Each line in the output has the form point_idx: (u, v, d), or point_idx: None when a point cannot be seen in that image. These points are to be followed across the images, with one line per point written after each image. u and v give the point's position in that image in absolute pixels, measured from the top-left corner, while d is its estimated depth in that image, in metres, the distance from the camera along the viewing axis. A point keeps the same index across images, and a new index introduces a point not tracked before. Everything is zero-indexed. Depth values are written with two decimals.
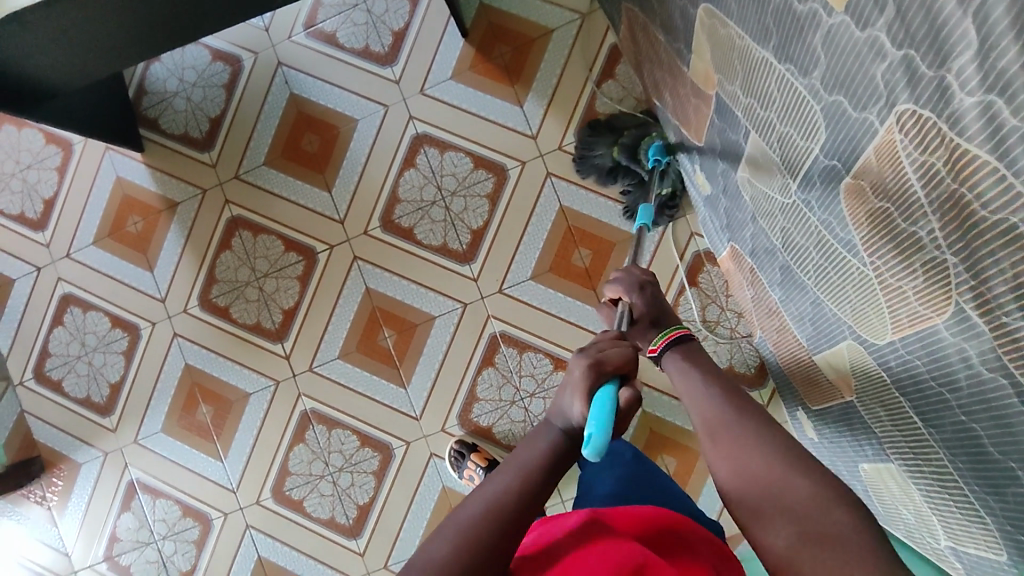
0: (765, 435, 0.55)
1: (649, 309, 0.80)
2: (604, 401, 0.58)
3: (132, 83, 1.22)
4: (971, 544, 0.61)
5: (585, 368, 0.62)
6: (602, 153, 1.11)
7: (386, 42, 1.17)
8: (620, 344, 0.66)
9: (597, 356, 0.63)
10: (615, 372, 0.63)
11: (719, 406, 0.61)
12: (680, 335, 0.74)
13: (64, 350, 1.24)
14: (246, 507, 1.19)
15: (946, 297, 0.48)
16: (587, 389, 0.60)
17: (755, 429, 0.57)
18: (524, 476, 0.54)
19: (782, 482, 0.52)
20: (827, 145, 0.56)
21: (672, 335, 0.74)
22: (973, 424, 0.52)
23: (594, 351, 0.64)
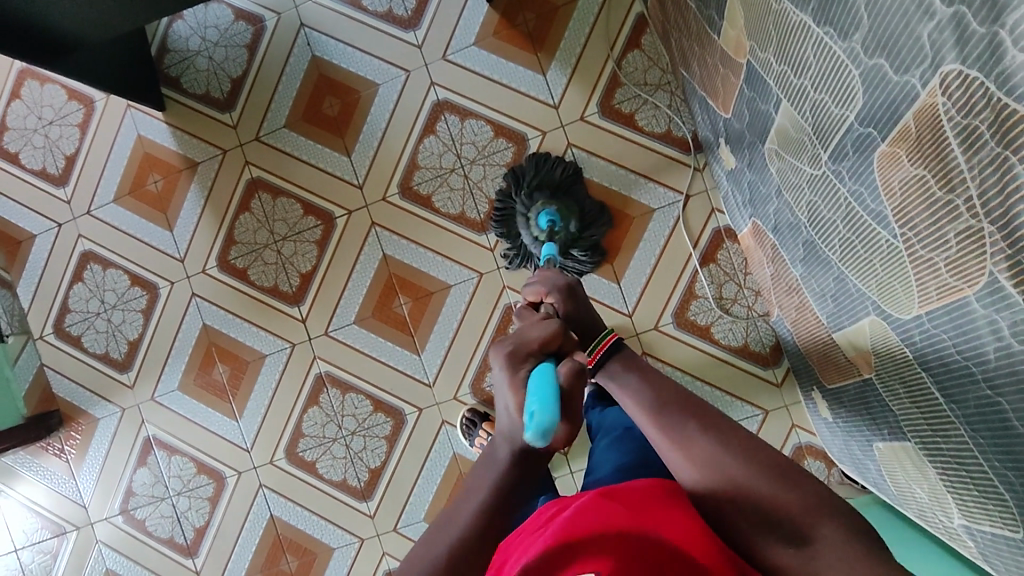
0: (731, 442, 0.49)
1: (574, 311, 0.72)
2: (543, 380, 0.49)
3: (156, 40, 1.21)
4: (986, 521, 0.61)
5: (507, 363, 0.53)
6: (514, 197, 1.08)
7: (409, 6, 1.16)
8: (541, 325, 0.58)
9: (516, 342, 0.55)
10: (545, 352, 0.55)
11: (681, 418, 0.53)
12: (613, 343, 0.67)
13: (84, 306, 1.26)
14: (260, 467, 1.21)
15: (979, 267, 0.47)
16: (519, 381, 0.51)
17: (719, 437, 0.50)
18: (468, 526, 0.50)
19: (767, 504, 0.46)
20: (863, 111, 0.55)
21: (603, 343, 0.67)
22: (999, 398, 0.51)
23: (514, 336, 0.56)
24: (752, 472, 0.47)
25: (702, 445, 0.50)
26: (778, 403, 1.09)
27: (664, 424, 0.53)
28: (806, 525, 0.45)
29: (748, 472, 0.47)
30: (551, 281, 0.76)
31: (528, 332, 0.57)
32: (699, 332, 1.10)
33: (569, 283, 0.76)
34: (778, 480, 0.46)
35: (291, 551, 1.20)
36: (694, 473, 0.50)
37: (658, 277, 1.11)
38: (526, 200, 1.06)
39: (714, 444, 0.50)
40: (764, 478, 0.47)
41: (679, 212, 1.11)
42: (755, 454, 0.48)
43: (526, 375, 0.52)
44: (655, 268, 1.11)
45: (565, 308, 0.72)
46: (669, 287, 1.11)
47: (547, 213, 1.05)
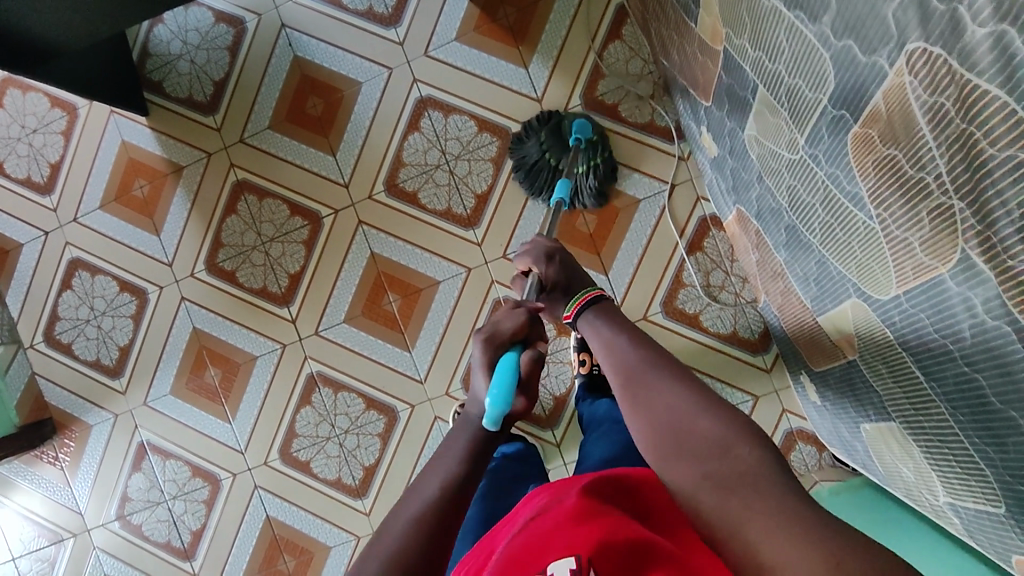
0: (678, 381, 0.52)
1: (558, 276, 0.74)
2: (504, 372, 0.64)
3: (136, 45, 1.21)
4: (968, 497, 0.61)
5: (483, 349, 0.66)
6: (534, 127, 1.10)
7: (390, 3, 1.16)
8: (514, 314, 0.69)
9: (491, 332, 0.67)
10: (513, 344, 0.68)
11: (635, 356, 0.56)
12: (593, 297, 0.67)
13: (73, 313, 1.26)
14: (255, 468, 1.21)
15: (951, 245, 0.48)
16: (489, 366, 0.65)
17: (667, 377, 0.53)
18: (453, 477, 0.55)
19: (689, 432, 0.48)
20: (835, 94, 0.55)
21: (582, 299, 0.68)
22: (975, 374, 0.51)
23: (489, 325, 0.68)
24: (688, 405, 0.49)
25: (651, 380, 0.53)
26: (768, 389, 1.09)
27: (622, 363, 0.56)
28: (726, 454, 0.46)
29: (685, 404, 0.49)
30: (536, 249, 0.78)
31: (502, 321, 0.68)
32: (688, 320, 1.11)
33: (553, 248, 0.77)
34: (710, 415, 0.48)
35: (288, 551, 1.20)
36: (634, 403, 0.52)
37: (645, 267, 1.11)
38: (550, 127, 1.09)
39: (662, 382, 0.52)
40: (695, 410, 0.49)
41: (664, 201, 1.11)
42: (695, 391, 0.50)
43: (495, 360, 0.66)
44: (642, 258, 1.11)
45: (549, 275, 0.75)
46: (657, 276, 1.11)
47: (578, 124, 1.08)
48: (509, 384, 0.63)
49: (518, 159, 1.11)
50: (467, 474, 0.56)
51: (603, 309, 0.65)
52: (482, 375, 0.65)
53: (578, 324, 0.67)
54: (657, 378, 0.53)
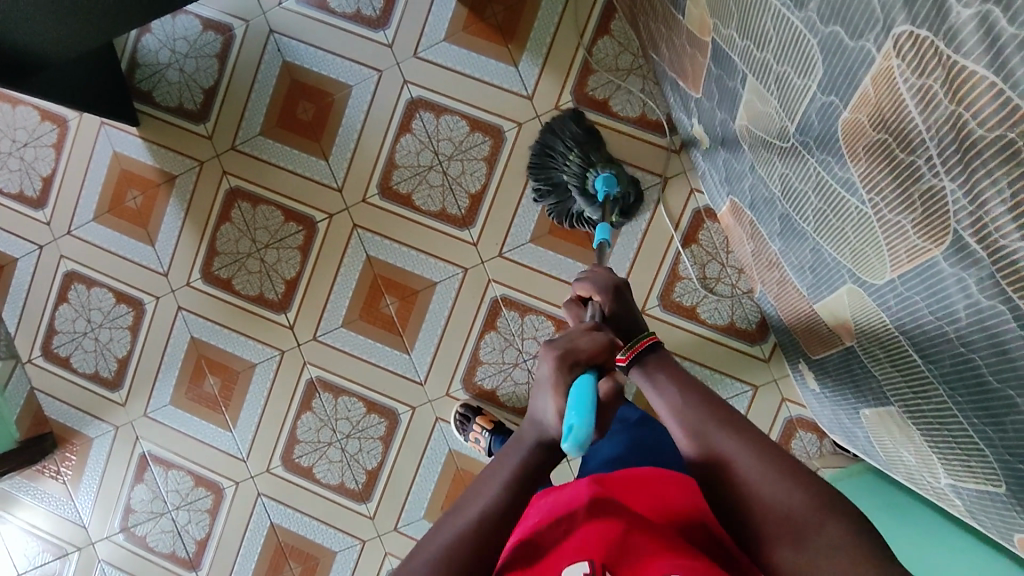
0: (748, 444, 0.49)
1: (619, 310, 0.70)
2: (584, 389, 0.53)
3: (125, 55, 1.21)
4: (969, 478, 0.62)
5: (556, 363, 0.55)
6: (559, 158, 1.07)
7: (377, 6, 1.15)
8: (592, 332, 0.59)
9: (567, 347, 0.56)
10: (590, 363, 0.57)
11: (699, 413, 0.53)
12: (649, 344, 0.62)
13: (70, 326, 1.26)
14: (257, 476, 1.21)
15: (943, 226, 0.48)
16: (563, 386, 0.54)
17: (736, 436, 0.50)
18: (500, 499, 0.50)
19: (773, 506, 0.46)
20: (824, 80, 0.55)
21: (638, 344, 0.62)
22: (972, 354, 0.51)
23: (562, 339, 0.57)
24: (769, 475, 0.47)
25: (720, 441, 0.50)
26: (767, 378, 1.09)
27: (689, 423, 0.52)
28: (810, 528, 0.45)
29: (766, 475, 0.47)
30: (598, 278, 0.74)
31: (579, 338, 0.58)
32: (685, 313, 1.11)
33: (619, 283, 0.73)
34: (791, 483, 0.47)
35: (293, 558, 1.20)
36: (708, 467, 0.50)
37: (642, 261, 1.11)
38: (578, 168, 1.06)
39: (737, 446, 0.49)
40: (777, 480, 0.47)
41: (658, 194, 1.11)
42: (772, 457, 0.48)
43: (571, 380, 0.55)
44: (638, 252, 1.11)
45: (610, 308, 0.71)
46: (653, 270, 1.11)
47: (603, 178, 1.03)
48: (592, 401, 0.53)
49: (541, 173, 1.08)
50: (517, 496, 0.51)
51: (665, 360, 0.60)
52: (552, 395, 0.55)
53: (633, 372, 0.61)
54: (731, 442, 0.50)
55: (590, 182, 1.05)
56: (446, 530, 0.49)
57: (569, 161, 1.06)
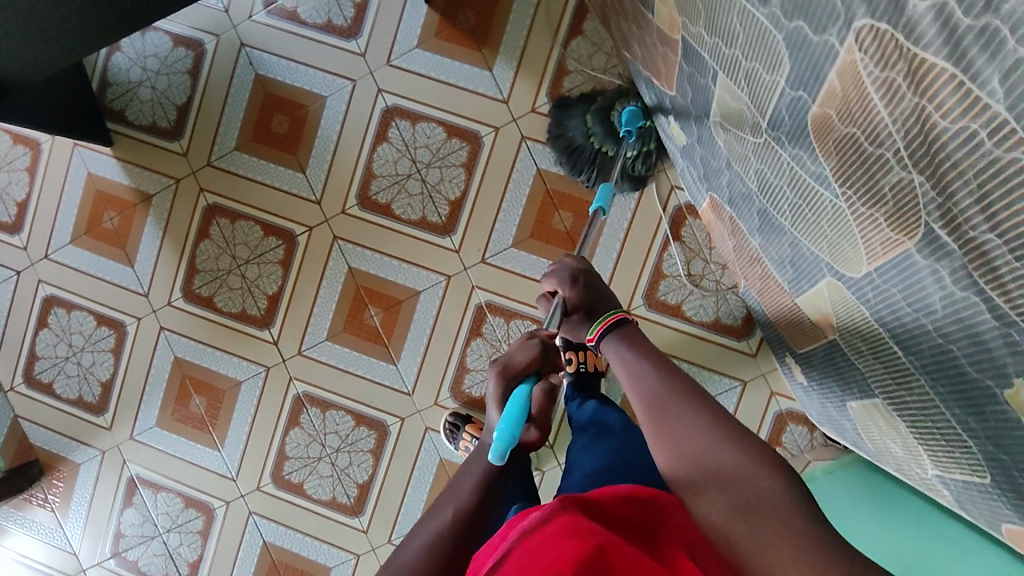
0: (703, 419, 0.50)
1: (582, 299, 0.68)
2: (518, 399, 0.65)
3: (95, 74, 1.19)
4: (956, 469, 0.61)
5: (498, 379, 0.69)
6: (574, 122, 1.07)
7: (348, 15, 1.14)
8: (527, 344, 0.71)
9: (504, 363, 0.70)
10: (527, 372, 0.70)
11: (659, 392, 0.54)
12: (617, 320, 0.65)
13: (52, 351, 1.24)
14: (248, 494, 1.20)
15: (915, 219, 0.47)
16: (501, 397, 0.68)
17: (695, 413, 0.51)
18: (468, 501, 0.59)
19: (709, 463, 0.47)
20: (791, 75, 0.55)
21: (605, 322, 0.65)
22: (950, 346, 0.51)
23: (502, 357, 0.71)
24: (709, 437, 0.49)
25: (682, 418, 0.51)
26: (755, 373, 1.09)
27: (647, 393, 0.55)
28: (743, 484, 0.45)
29: (703, 433, 0.49)
30: (562, 268, 0.72)
31: (516, 352, 0.71)
32: (670, 311, 1.10)
33: (579, 268, 0.71)
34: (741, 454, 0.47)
35: None
36: (662, 439, 0.51)
37: (625, 261, 1.11)
38: (597, 113, 1.04)
39: (691, 419, 0.51)
40: (717, 440, 0.48)
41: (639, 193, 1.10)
42: (718, 420, 0.49)
43: (510, 391, 0.68)
44: (621, 253, 1.11)
45: (574, 296, 0.69)
46: (637, 269, 1.11)
47: (628, 109, 1.02)
48: (522, 409, 0.64)
49: (560, 142, 1.09)
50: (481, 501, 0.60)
51: (631, 335, 0.62)
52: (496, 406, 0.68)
53: (603, 347, 0.64)
54: (688, 416, 0.51)
55: (615, 122, 1.04)
56: (422, 531, 0.57)
57: (586, 120, 1.06)
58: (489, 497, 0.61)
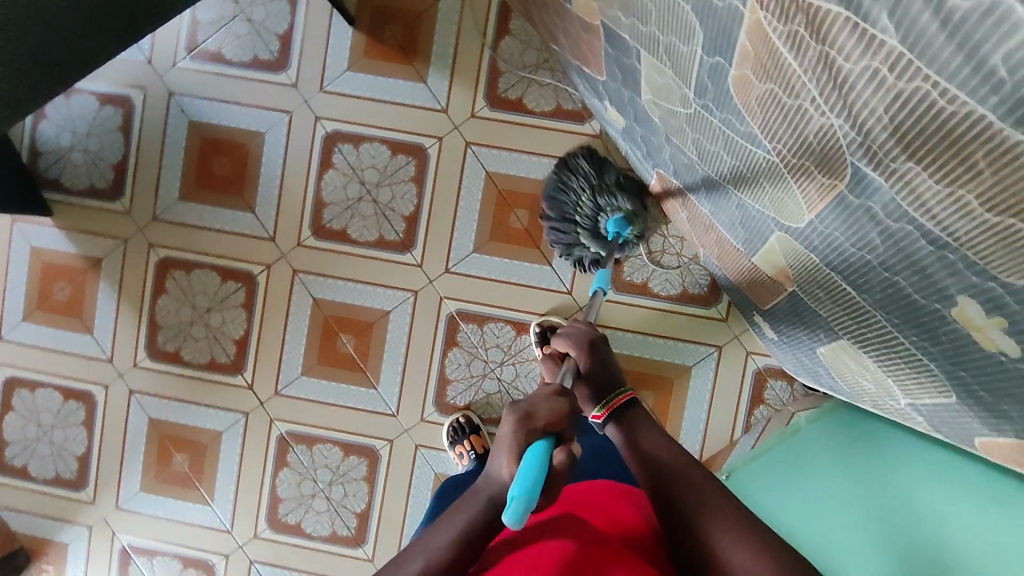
0: (733, 518, 0.55)
1: (596, 370, 0.72)
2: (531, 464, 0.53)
3: (25, 146, 1.17)
4: (925, 395, 0.63)
5: (514, 428, 0.56)
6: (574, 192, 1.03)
7: (274, 48, 1.13)
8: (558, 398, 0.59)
9: (527, 410, 0.57)
10: (549, 430, 0.57)
11: (691, 475, 0.59)
12: (626, 400, 0.70)
13: (21, 434, 1.21)
14: (246, 544, 1.17)
15: (842, 161, 0.49)
16: (516, 451, 0.55)
17: (725, 510, 0.56)
18: (452, 545, 0.56)
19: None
20: (706, 43, 0.57)
21: (612, 405, 0.70)
22: (897, 278, 0.53)
23: (529, 401, 0.58)
24: (740, 538, 0.54)
25: (716, 507, 0.56)
26: (729, 336, 1.11)
27: (681, 482, 0.59)
28: None
29: (735, 532, 0.54)
30: (574, 334, 0.75)
31: (543, 401, 0.58)
32: (638, 290, 1.11)
33: (595, 337, 0.75)
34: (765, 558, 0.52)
35: None
36: (698, 518, 0.56)
37: None
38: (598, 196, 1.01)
39: (722, 511, 0.56)
40: (751, 550, 0.53)
41: None
42: (747, 532, 0.54)
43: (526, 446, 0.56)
44: None
45: (586, 364, 0.72)
46: None
47: (617, 220, 0.98)
48: (539, 471, 0.53)
49: (553, 208, 1.04)
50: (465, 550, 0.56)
51: (634, 422, 0.68)
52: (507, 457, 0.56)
53: (609, 426, 0.69)
54: (719, 507, 0.56)
55: (602, 223, 1.00)
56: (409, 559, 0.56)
57: (581, 202, 1.02)
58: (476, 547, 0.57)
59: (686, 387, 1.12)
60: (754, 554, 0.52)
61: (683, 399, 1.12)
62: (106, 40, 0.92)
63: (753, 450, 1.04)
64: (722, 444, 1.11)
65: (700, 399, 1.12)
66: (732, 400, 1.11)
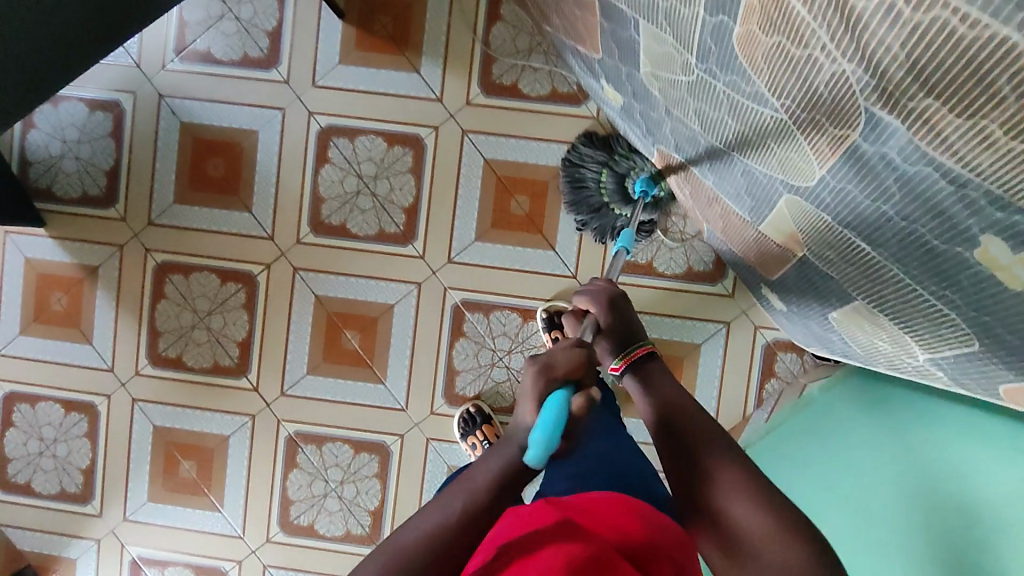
0: (729, 468, 0.56)
1: (615, 325, 0.72)
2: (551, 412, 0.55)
3: (14, 157, 1.16)
4: (945, 347, 0.63)
5: (534, 377, 0.58)
6: (592, 170, 1.04)
7: (263, 45, 1.11)
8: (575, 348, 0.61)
9: (546, 362, 0.58)
10: (568, 378, 0.59)
11: (689, 430, 0.60)
12: (643, 353, 0.70)
13: (24, 450, 1.20)
14: (259, 549, 1.16)
15: (855, 109, 0.49)
16: (538, 399, 0.57)
17: (721, 460, 0.56)
18: (483, 492, 0.55)
19: (741, 531, 0.52)
20: (709, 2, 0.56)
21: (631, 356, 0.70)
22: (914, 226, 0.52)
23: (545, 354, 0.60)
24: (736, 488, 0.54)
25: (712, 460, 0.57)
26: (737, 312, 1.10)
27: (679, 441, 0.60)
28: (768, 546, 0.50)
29: (731, 482, 0.55)
30: (594, 292, 0.76)
31: (561, 352, 0.60)
32: (643, 270, 1.11)
33: (613, 295, 0.75)
34: (762, 506, 0.52)
35: None
36: (695, 476, 0.57)
37: None
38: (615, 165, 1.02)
39: (718, 463, 0.56)
40: (746, 500, 0.53)
41: None
42: (745, 480, 0.54)
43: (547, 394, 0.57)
44: None
45: (605, 321, 0.73)
46: None
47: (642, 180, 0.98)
48: (558, 415, 0.55)
49: (578, 194, 1.05)
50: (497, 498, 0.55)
51: (651, 374, 0.68)
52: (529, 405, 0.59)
53: (627, 377, 0.70)
54: (717, 459, 0.56)
55: (630, 186, 1.00)
56: (439, 508, 0.54)
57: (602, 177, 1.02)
58: (506, 496, 0.56)
59: (695, 366, 1.11)
60: (749, 505, 0.53)
61: (693, 378, 1.12)
62: (93, 40, 0.91)
63: (768, 425, 1.05)
64: (734, 421, 1.11)
65: (710, 377, 1.11)
66: (742, 376, 1.10)
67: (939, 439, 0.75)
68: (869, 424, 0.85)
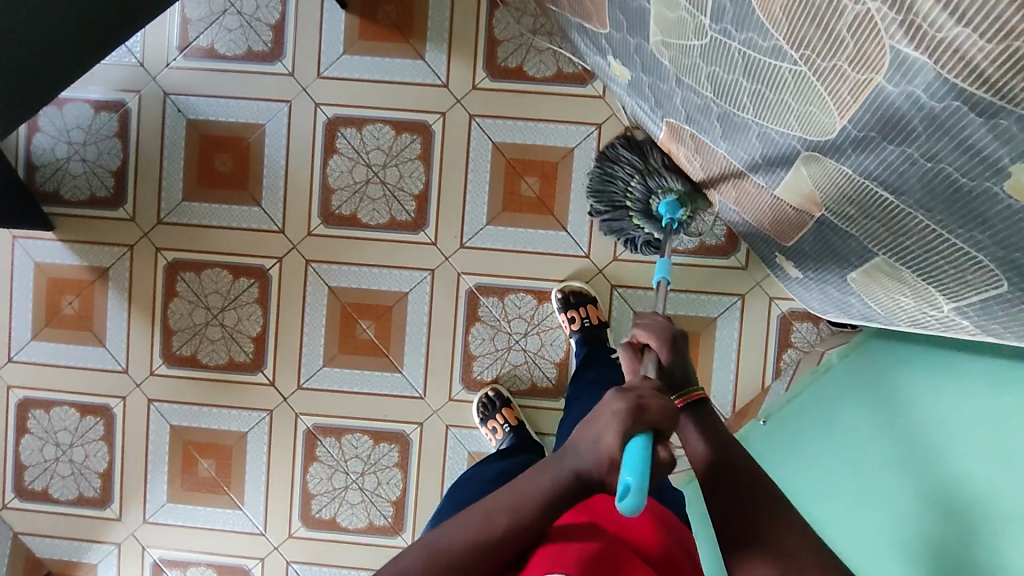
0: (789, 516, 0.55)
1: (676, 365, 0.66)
2: (638, 456, 0.49)
3: (21, 162, 1.15)
4: (971, 292, 0.63)
5: (618, 417, 0.51)
6: (621, 180, 1.01)
7: (267, 39, 1.11)
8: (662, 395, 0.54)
9: (637, 402, 0.51)
10: (653, 427, 0.51)
11: (752, 468, 0.59)
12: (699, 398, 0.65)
13: (39, 456, 1.19)
14: (281, 545, 1.15)
15: (879, 49, 0.49)
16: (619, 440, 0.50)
17: (780, 505, 0.56)
18: (529, 507, 0.54)
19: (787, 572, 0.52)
20: None
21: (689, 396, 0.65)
22: (941, 165, 0.53)
23: (637, 389, 0.53)
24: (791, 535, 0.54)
25: (773, 504, 0.56)
26: (750, 284, 1.10)
27: (740, 473, 0.58)
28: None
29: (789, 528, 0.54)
30: (655, 325, 0.69)
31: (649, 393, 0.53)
32: None
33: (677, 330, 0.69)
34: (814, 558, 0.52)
35: None
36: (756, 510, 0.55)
37: None
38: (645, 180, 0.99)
39: (777, 507, 0.56)
40: (799, 550, 0.53)
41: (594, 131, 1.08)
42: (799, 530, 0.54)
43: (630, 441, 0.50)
44: None
45: (667, 357, 0.66)
46: None
47: (670, 204, 0.96)
48: (646, 466, 0.48)
49: (600, 197, 1.03)
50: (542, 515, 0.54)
51: (708, 420, 0.64)
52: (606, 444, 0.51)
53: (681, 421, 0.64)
54: (777, 503, 0.56)
55: (655, 205, 0.98)
56: (484, 514, 0.54)
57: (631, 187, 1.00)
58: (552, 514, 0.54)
59: (712, 340, 1.11)
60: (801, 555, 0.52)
61: (709, 353, 1.12)
62: (100, 38, 0.91)
63: (787, 393, 1.03)
64: (753, 394, 1.11)
65: (727, 351, 1.11)
66: (759, 348, 1.10)
67: (965, 392, 0.75)
68: (892, 384, 0.85)
